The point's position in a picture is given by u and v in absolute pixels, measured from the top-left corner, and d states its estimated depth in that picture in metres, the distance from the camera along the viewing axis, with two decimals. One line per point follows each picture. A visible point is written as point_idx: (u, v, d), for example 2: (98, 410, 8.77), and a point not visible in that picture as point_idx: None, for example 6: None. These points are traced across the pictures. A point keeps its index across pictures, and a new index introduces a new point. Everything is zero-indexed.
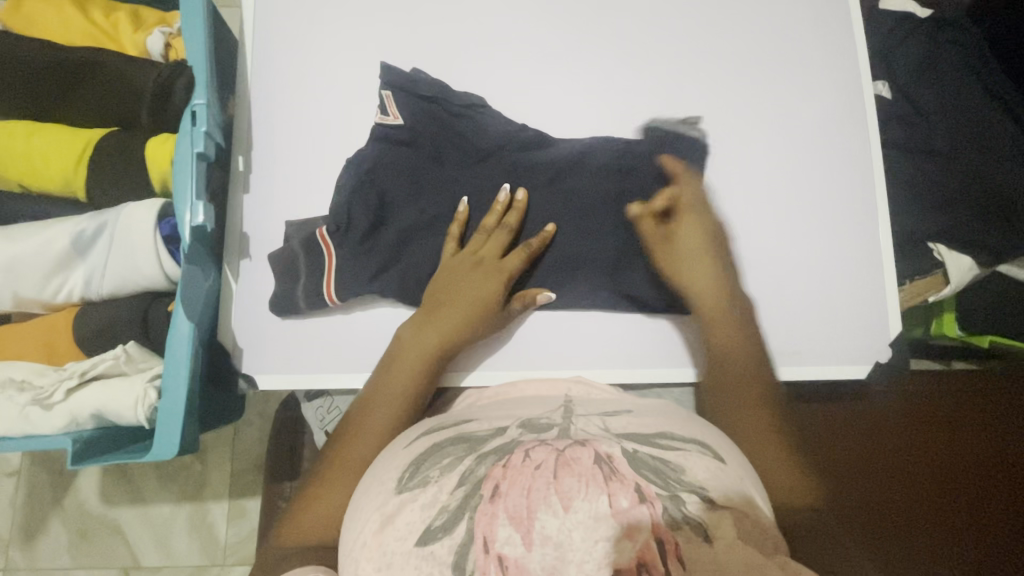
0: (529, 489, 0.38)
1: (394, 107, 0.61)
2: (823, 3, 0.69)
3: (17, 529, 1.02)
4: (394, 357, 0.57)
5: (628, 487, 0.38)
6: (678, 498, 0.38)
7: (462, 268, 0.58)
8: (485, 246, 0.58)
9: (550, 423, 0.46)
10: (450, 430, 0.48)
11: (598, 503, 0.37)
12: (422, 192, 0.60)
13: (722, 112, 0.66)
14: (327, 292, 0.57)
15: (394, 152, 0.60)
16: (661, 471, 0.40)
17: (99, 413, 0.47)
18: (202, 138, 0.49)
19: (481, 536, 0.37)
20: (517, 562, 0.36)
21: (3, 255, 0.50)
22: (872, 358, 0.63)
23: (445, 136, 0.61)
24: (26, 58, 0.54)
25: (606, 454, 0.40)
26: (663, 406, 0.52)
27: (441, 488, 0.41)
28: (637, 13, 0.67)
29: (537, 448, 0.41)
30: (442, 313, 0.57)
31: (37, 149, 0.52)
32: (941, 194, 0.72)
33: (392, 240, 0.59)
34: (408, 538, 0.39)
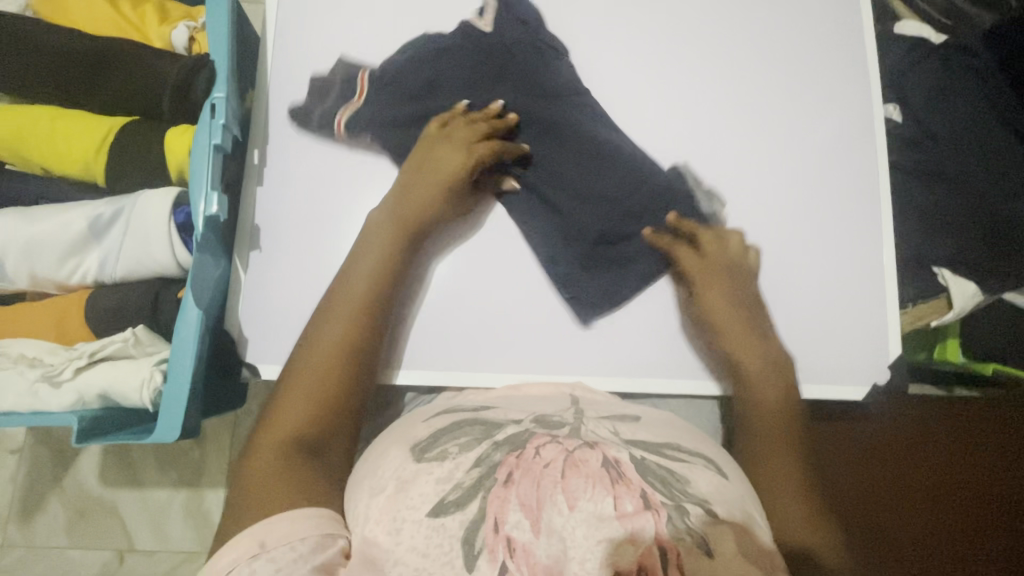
0: (539, 483, 0.40)
1: (491, 15, 0.65)
2: (838, 24, 0.69)
3: (17, 506, 1.03)
4: (368, 246, 0.56)
5: (633, 493, 0.39)
6: (683, 509, 0.39)
7: (447, 160, 0.60)
8: (474, 147, 0.60)
9: (562, 422, 0.47)
10: (468, 412, 0.49)
11: (602, 504, 0.39)
12: (474, 88, 0.63)
13: (732, 126, 0.66)
14: (337, 122, 0.62)
15: (450, 60, 0.63)
16: (666, 480, 0.41)
17: (105, 393, 0.48)
18: (220, 130, 0.51)
19: (492, 516, 0.39)
20: (524, 546, 0.37)
21: (23, 234, 0.51)
22: (871, 378, 0.63)
23: (498, 63, 0.63)
24: (54, 45, 0.55)
25: (614, 459, 0.41)
26: (670, 418, 0.52)
27: (458, 466, 0.42)
28: (653, 27, 0.68)
29: (547, 446, 0.42)
30: (421, 192, 0.59)
31: (60, 134, 0.54)
32: (946, 218, 0.73)
33: (433, 105, 0.63)
34: (420, 508, 0.40)
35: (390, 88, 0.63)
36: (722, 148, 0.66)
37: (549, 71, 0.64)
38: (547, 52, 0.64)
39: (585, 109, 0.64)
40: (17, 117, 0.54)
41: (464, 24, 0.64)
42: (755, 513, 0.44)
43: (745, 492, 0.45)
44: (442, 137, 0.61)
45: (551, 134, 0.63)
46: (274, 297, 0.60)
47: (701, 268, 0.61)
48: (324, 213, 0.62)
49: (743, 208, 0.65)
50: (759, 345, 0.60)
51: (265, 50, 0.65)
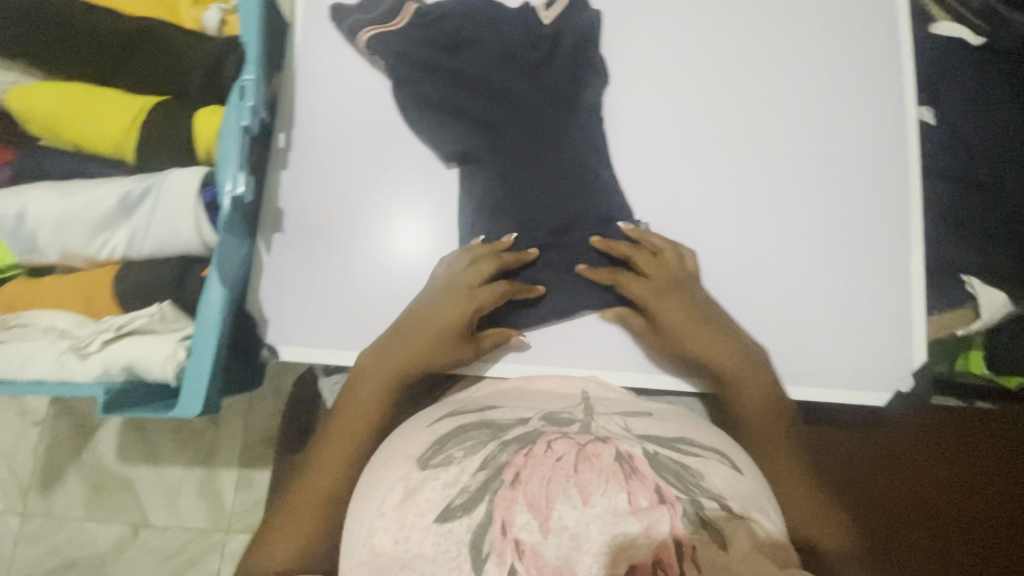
0: (549, 479, 0.39)
1: (555, 6, 0.66)
2: (872, 24, 0.68)
3: (37, 476, 1.06)
4: (388, 352, 0.56)
5: (647, 488, 0.39)
6: (699, 502, 0.40)
7: (463, 305, 0.57)
8: (489, 295, 0.58)
9: (571, 419, 0.47)
10: (473, 415, 0.49)
11: (617, 499, 0.38)
12: (501, 55, 0.65)
13: (760, 124, 0.66)
14: (366, 30, 0.63)
15: (493, 40, 0.65)
16: (681, 474, 0.41)
17: (130, 366, 0.49)
18: (248, 112, 0.51)
19: (499, 519, 0.39)
20: (534, 548, 0.37)
21: (53, 209, 0.52)
22: (893, 386, 0.62)
23: (532, 53, 0.65)
24: (79, 21, 0.55)
25: (627, 453, 0.41)
26: (683, 414, 0.52)
27: (463, 469, 0.42)
28: (683, 21, 0.68)
29: (558, 440, 0.42)
30: (433, 338, 0.56)
31: (93, 111, 0.55)
32: (974, 230, 0.72)
33: (458, 38, 0.65)
34: (427, 514, 0.41)
35: (428, 32, 0.64)
36: (748, 147, 0.65)
37: (582, 62, 0.66)
38: (590, 47, 0.66)
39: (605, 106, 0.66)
40: (50, 94, 0.55)
41: (530, 12, 0.66)
42: (771, 511, 0.44)
43: (760, 486, 0.45)
44: (447, 280, 0.58)
45: (578, 128, 0.64)
46: (296, 279, 0.60)
47: (645, 287, 0.59)
48: (348, 199, 0.62)
49: (767, 215, 0.64)
50: (724, 341, 0.58)
51: (294, 33, 0.65)
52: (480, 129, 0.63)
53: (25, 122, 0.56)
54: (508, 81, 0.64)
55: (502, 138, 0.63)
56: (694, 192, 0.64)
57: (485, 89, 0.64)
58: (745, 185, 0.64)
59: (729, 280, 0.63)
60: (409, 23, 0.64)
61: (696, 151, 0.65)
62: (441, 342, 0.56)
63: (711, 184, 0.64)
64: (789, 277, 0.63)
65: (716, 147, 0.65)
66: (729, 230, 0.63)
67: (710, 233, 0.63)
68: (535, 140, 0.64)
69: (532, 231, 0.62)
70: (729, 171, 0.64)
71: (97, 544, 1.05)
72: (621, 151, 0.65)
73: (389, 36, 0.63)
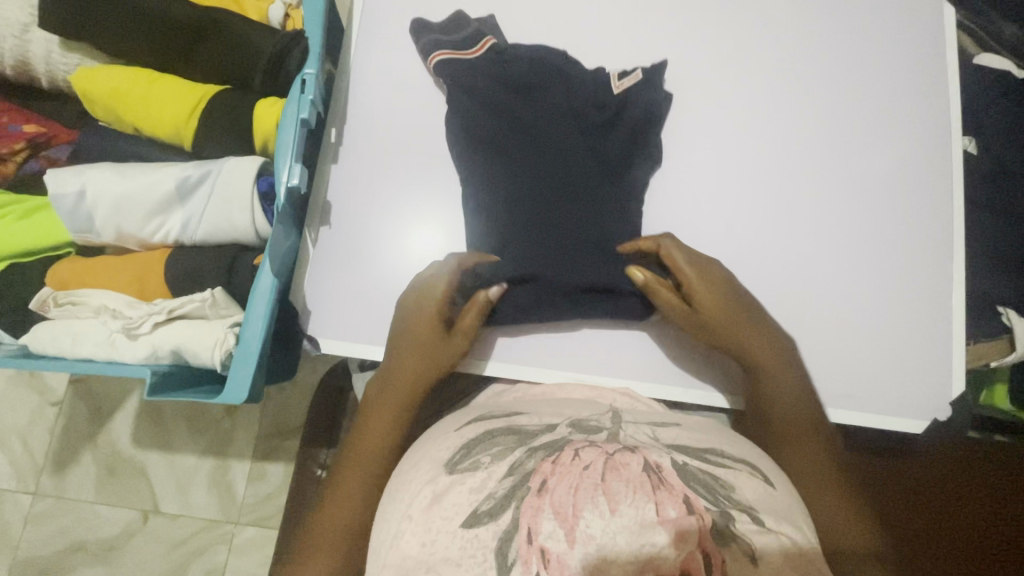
0: (577, 487, 0.38)
1: (628, 80, 0.65)
2: (920, 52, 0.69)
3: (52, 457, 1.06)
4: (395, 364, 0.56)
5: (675, 498, 0.37)
6: (728, 514, 0.37)
7: (429, 315, 0.56)
8: (446, 283, 0.56)
9: (601, 427, 0.45)
10: (499, 420, 0.47)
11: (644, 510, 0.37)
12: (558, 80, 0.64)
13: (806, 145, 0.66)
14: (435, 54, 0.63)
15: (548, 57, 0.65)
16: (710, 485, 0.39)
17: (179, 349, 0.49)
18: (308, 105, 0.52)
19: (526, 526, 0.37)
20: (560, 557, 0.36)
21: (113, 190, 0.52)
22: (933, 414, 0.61)
23: (586, 75, 0.65)
24: (147, 7, 0.55)
25: (655, 463, 0.39)
26: (713, 425, 0.49)
27: (491, 475, 0.40)
28: (733, 39, 0.68)
29: (586, 448, 0.40)
30: (418, 347, 0.56)
31: (155, 96, 0.55)
32: (1003, 262, 0.72)
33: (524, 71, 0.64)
34: (454, 519, 0.39)
35: (502, 67, 0.64)
36: (793, 169, 0.65)
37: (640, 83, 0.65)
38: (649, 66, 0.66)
39: (659, 124, 0.64)
40: (114, 77, 0.56)
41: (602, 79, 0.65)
42: (806, 527, 0.41)
43: (793, 500, 0.42)
44: (424, 284, 0.57)
45: (626, 142, 0.64)
46: (340, 274, 0.60)
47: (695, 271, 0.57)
48: (394, 196, 0.62)
49: (809, 239, 0.64)
50: (757, 330, 0.56)
51: (352, 35, 0.67)
52: (532, 146, 0.62)
53: (88, 103, 0.57)
54: (557, 94, 0.64)
55: (549, 151, 0.62)
56: (736, 209, 0.64)
57: (537, 98, 0.64)
58: (788, 203, 0.64)
59: (774, 299, 0.62)
60: (485, 54, 0.64)
61: (742, 169, 0.65)
62: (428, 346, 0.56)
63: (754, 203, 0.64)
64: (827, 299, 0.63)
65: (761, 167, 0.65)
66: (771, 248, 0.63)
67: (751, 252, 0.63)
68: (587, 157, 0.63)
69: (574, 243, 0.59)
70: (774, 191, 0.65)
71: (106, 528, 1.04)
72: (666, 164, 0.65)
73: (459, 62, 0.63)
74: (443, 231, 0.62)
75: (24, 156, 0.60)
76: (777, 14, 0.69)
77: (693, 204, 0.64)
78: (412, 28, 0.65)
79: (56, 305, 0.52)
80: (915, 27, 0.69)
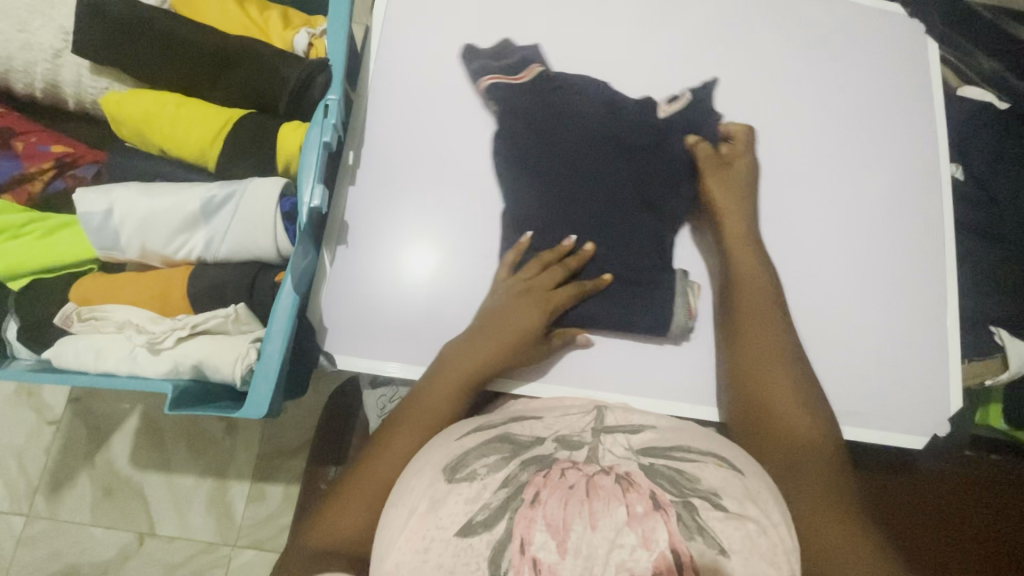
0: (567, 500, 0.38)
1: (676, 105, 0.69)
2: (906, 86, 0.73)
3: (47, 477, 1.04)
4: (478, 337, 0.58)
5: (643, 496, 0.38)
6: (691, 505, 0.38)
7: (535, 296, 0.60)
8: (564, 298, 0.60)
9: (583, 441, 0.45)
10: (495, 430, 0.47)
11: (616, 515, 0.37)
12: (584, 99, 0.67)
13: (803, 170, 0.69)
14: (490, 78, 0.67)
15: (563, 91, 0.67)
16: (676, 480, 0.40)
17: (200, 364, 0.50)
18: (330, 129, 0.54)
19: (518, 536, 0.37)
20: (551, 567, 0.36)
21: (140, 208, 0.54)
22: (931, 430, 0.63)
23: (597, 103, 0.67)
24: (179, 36, 0.58)
25: (625, 473, 0.40)
26: (683, 423, 0.49)
27: (486, 486, 0.41)
28: (733, 70, 0.72)
29: (570, 469, 0.41)
30: (514, 338, 0.58)
31: (181, 119, 0.57)
32: (994, 284, 0.75)
33: (557, 95, 0.67)
34: (449, 528, 0.40)
35: (546, 94, 0.67)
36: (794, 193, 0.68)
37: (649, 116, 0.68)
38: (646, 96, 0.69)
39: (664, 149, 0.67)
40: (144, 101, 0.58)
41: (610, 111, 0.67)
42: (774, 512, 0.42)
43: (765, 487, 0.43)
44: (534, 284, 0.60)
45: (628, 170, 0.66)
46: (357, 291, 0.62)
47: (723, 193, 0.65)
48: (410, 219, 0.64)
49: (808, 259, 0.67)
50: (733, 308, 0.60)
51: (370, 61, 0.69)
52: (546, 172, 0.65)
53: (117, 126, 0.59)
54: (572, 123, 0.66)
55: (569, 179, 0.65)
56: None
57: (568, 117, 0.67)
58: (787, 226, 0.67)
59: None
60: (530, 80, 0.67)
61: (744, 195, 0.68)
62: (523, 342, 0.58)
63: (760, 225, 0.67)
64: (829, 318, 0.65)
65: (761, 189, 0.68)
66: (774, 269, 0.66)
67: None
68: (602, 186, 0.65)
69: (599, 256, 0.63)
70: (774, 213, 0.68)
71: (100, 551, 1.02)
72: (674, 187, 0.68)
73: (509, 87, 0.66)
74: (457, 249, 0.64)
75: (51, 175, 0.61)
76: (775, 48, 0.73)
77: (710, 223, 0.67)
78: (461, 53, 0.69)
79: (79, 320, 0.53)
80: (903, 64, 0.74)
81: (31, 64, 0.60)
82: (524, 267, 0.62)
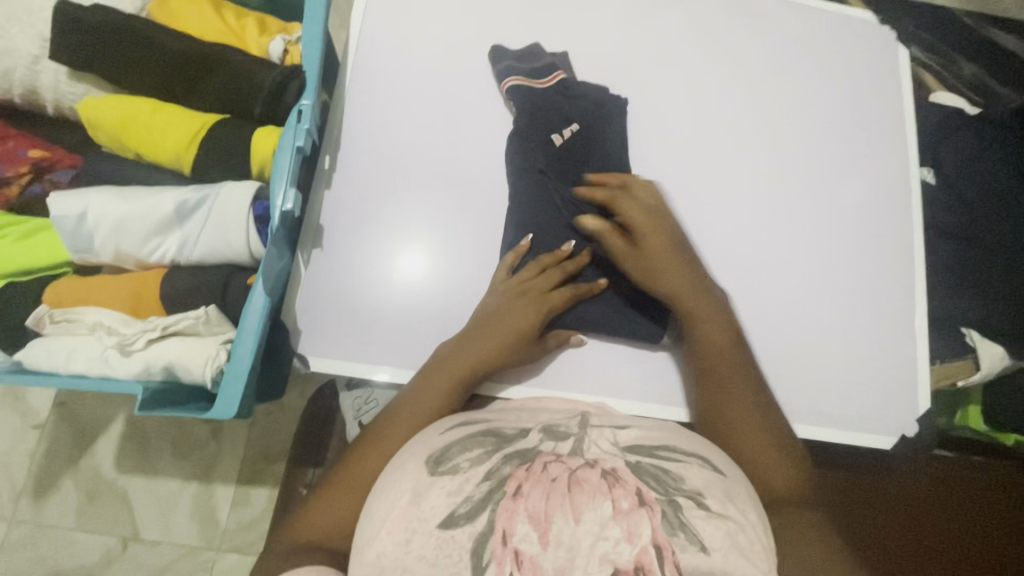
0: (549, 494, 0.39)
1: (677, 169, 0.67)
2: (875, 91, 0.75)
3: (31, 481, 1.04)
4: (474, 338, 0.59)
5: (629, 492, 0.39)
6: (676, 503, 0.39)
7: (534, 300, 0.60)
8: (561, 298, 0.61)
9: (569, 432, 0.45)
10: (481, 423, 0.47)
11: (602, 508, 0.38)
12: (577, 100, 0.69)
13: (773, 171, 0.70)
14: (518, 79, 0.68)
15: (542, 96, 0.68)
16: (661, 478, 0.41)
17: (171, 365, 0.51)
18: (304, 134, 0.55)
19: (500, 528, 0.38)
20: (533, 558, 0.37)
21: (114, 212, 0.54)
22: (900, 430, 0.64)
23: (574, 110, 0.69)
24: (155, 42, 0.59)
25: (611, 468, 0.40)
26: (669, 423, 0.50)
27: (468, 479, 0.41)
28: (706, 74, 0.73)
29: (554, 463, 0.41)
30: (512, 338, 0.58)
31: (156, 124, 0.58)
32: (966, 285, 0.76)
33: (560, 98, 0.69)
34: (430, 520, 0.40)
35: (566, 101, 0.69)
36: (766, 196, 0.70)
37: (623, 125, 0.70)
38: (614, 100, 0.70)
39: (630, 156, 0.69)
40: (119, 106, 0.59)
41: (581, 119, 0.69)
42: (754, 511, 0.42)
43: (743, 486, 0.44)
44: (533, 285, 0.61)
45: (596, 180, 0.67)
46: (331, 294, 0.62)
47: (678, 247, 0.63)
48: (384, 224, 0.65)
49: (779, 261, 0.68)
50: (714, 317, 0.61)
51: (347, 73, 0.69)
52: (520, 179, 0.66)
53: (93, 131, 0.60)
54: (550, 128, 0.68)
55: (545, 185, 0.66)
56: (714, 227, 0.68)
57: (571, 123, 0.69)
58: (756, 227, 0.68)
59: (751, 319, 0.65)
60: (554, 86, 0.69)
61: (715, 197, 0.69)
62: (520, 341, 0.59)
63: (733, 227, 0.68)
64: (799, 319, 0.66)
65: (731, 191, 0.69)
66: (746, 271, 0.67)
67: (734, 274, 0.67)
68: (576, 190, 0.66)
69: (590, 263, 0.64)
70: (748, 217, 0.69)
71: (84, 555, 1.02)
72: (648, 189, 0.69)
73: (532, 89, 0.67)
74: (437, 255, 0.65)
75: (28, 179, 0.62)
76: (747, 55, 0.74)
77: (697, 223, 0.68)
78: (491, 55, 0.71)
79: (52, 322, 0.54)
80: (872, 69, 0.75)
81: (9, 70, 0.61)
82: (522, 270, 0.62)
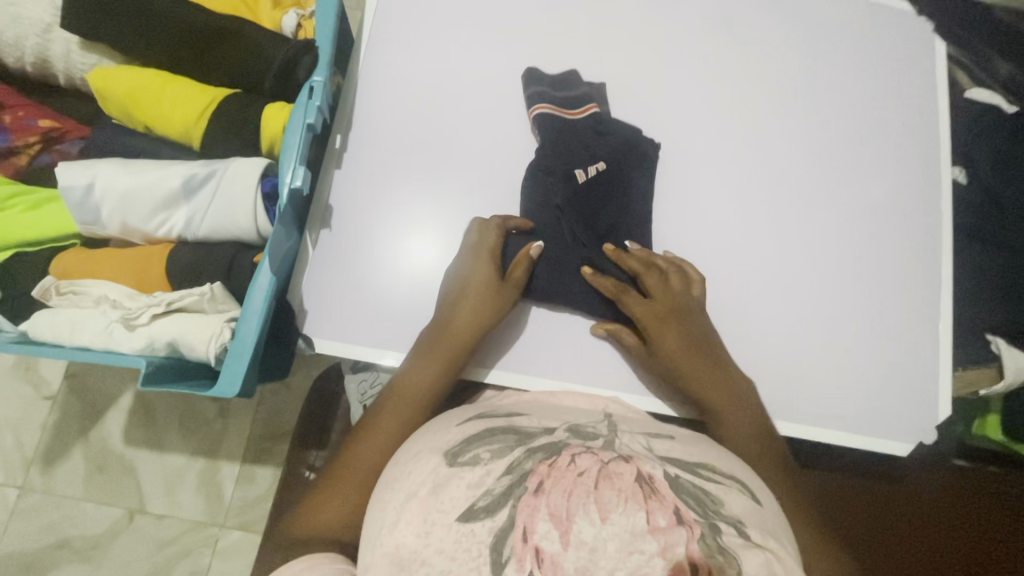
0: (571, 492, 0.37)
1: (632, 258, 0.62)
2: (908, 83, 0.72)
3: (42, 451, 1.06)
4: (450, 312, 0.58)
5: (666, 508, 0.36)
6: (715, 527, 0.37)
7: (479, 249, 0.59)
8: (493, 240, 0.60)
9: (597, 433, 0.45)
10: (501, 419, 0.47)
11: (635, 519, 0.35)
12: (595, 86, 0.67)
13: (797, 163, 0.68)
14: (547, 107, 0.65)
15: (568, 129, 0.66)
16: (700, 498, 0.39)
17: (174, 341, 0.51)
18: (315, 111, 0.53)
19: (521, 524, 0.36)
20: (553, 558, 0.35)
21: (121, 183, 0.54)
22: (918, 437, 0.62)
23: (601, 147, 0.66)
24: (165, 12, 0.57)
25: (648, 474, 0.38)
26: (706, 439, 0.49)
27: (489, 472, 0.40)
28: (733, 61, 0.71)
29: (582, 455, 0.40)
30: (483, 297, 0.58)
31: (165, 96, 0.57)
32: (998, 290, 0.73)
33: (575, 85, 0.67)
34: (450, 512, 0.39)
35: (594, 138, 0.66)
36: (790, 191, 0.67)
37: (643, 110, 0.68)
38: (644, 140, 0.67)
39: (649, 142, 0.66)
40: (129, 77, 0.58)
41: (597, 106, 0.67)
42: (788, 546, 0.40)
43: (779, 521, 0.42)
44: (472, 242, 0.60)
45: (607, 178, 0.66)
46: (336, 275, 0.61)
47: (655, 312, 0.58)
48: (394, 206, 0.64)
49: (798, 257, 0.65)
50: (697, 355, 0.58)
51: (362, 44, 0.69)
52: (538, 167, 0.64)
53: (104, 102, 0.60)
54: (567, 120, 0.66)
55: (560, 224, 0.64)
56: (730, 219, 0.66)
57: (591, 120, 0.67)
58: (778, 221, 0.66)
59: (764, 316, 0.63)
60: (585, 120, 0.67)
61: (735, 189, 0.67)
62: (490, 293, 0.58)
63: (754, 222, 0.66)
64: (819, 317, 0.64)
65: (752, 182, 0.67)
66: (764, 266, 0.65)
67: (752, 269, 0.65)
68: (592, 231, 0.64)
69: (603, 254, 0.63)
70: (767, 211, 0.66)
71: (92, 526, 1.03)
72: (665, 179, 0.67)
73: (560, 120, 0.65)
74: (440, 240, 0.63)
75: (37, 150, 0.63)
76: (775, 43, 0.72)
77: (714, 217, 0.66)
78: (525, 76, 0.68)
79: (58, 294, 0.54)
80: (906, 60, 0.72)
81: (21, 37, 0.60)
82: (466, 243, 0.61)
